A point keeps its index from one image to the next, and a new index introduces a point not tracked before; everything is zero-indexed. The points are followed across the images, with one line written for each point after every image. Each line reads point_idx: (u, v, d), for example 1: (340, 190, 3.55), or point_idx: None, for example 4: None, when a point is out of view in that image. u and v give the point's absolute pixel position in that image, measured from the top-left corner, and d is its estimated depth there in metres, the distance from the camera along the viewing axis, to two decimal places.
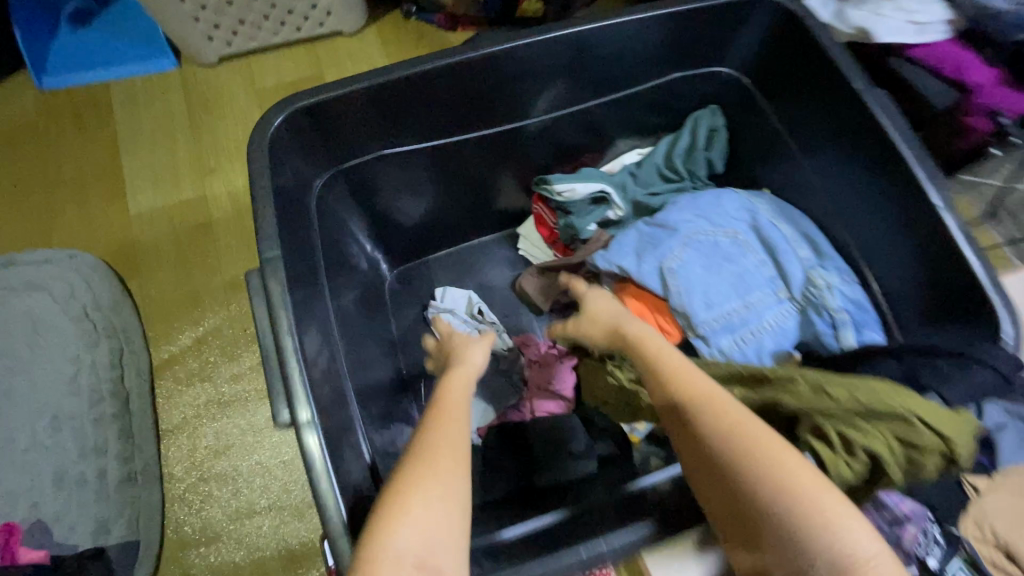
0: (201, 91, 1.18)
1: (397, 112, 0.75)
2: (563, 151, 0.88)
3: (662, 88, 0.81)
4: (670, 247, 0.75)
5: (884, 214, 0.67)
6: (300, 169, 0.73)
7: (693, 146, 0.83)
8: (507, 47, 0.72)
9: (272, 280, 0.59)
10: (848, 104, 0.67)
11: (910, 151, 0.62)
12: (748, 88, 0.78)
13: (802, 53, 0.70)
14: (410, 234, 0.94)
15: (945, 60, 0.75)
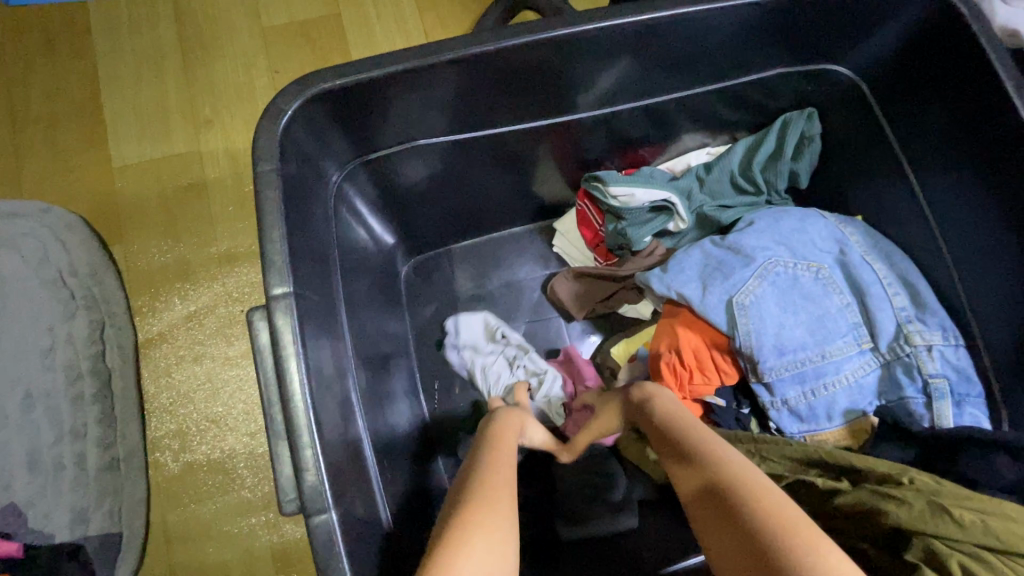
0: (197, 22, 1.01)
1: (434, 93, 0.61)
2: (622, 144, 0.74)
3: (755, 83, 0.67)
4: (743, 278, 0.64)
5: (1016, 271, 0.56)
6: (314, 149, 0.60)
7: (778, 155, 0.70)
8: (582, 28, 0.58)
9: (279, 314, 0.50)
10: (1000, 136, 0.54)
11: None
12: (860, 91, 0.64)
13: (949, 63, 0.56)
14: (433, 224, 0.82)
15: None
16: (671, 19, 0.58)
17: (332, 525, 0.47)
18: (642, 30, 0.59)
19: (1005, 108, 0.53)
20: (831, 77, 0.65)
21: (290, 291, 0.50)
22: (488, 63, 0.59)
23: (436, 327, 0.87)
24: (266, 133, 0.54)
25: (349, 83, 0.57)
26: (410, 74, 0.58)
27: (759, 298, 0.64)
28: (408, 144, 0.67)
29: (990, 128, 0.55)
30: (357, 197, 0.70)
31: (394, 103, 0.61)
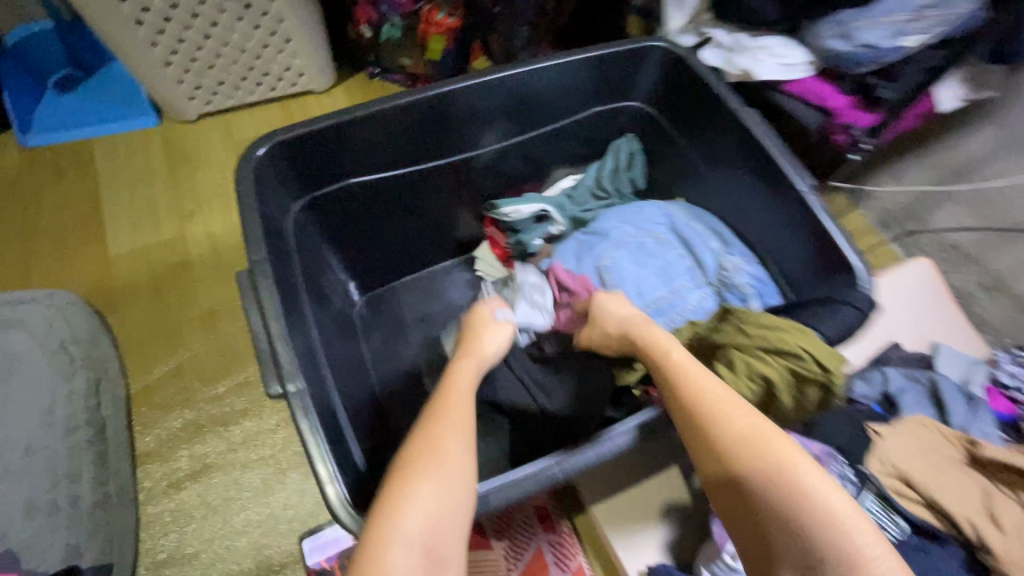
0: (181, 144, 1.28)
1: (358, 145, 0.83)
2: (510, 181, 1.01)
3: (585, 120, 0.95)
4: (604, 250, 0.88)
5: (774, 208, 0.82)
6: (279, 184, 0.79)
7: (617, 168, 0.99)
8: (444, 89, 0.82)
9: (259, 281, 0.67)
10: (730, 123, 0.83)
11: (784, 154, 0.78)
12: (656, 118, 0.95)
13: (691, 87, 0.87)
14: (377, 259, 1.02)
15: (811, 92, 0.93)
16: (516, 78, 0.85)
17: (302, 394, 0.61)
18: (498, 85, 0.85)
19: (723, 104, 0.83)
20: (638, 110, 0.95)
21: (265, 259, 0.69)
22: (398, 118, 0.83)
23: (388, 344, 1.04)
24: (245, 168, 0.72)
25: (302, 132, 0.77)
26: (338, 127, 0.79)
27: (617, 262, 0.86)
28: (343, 182, 0.86)
29: (723, 120, 0.84)
30: (322, 238, 0.90)
31: (333, 152, 0.82)
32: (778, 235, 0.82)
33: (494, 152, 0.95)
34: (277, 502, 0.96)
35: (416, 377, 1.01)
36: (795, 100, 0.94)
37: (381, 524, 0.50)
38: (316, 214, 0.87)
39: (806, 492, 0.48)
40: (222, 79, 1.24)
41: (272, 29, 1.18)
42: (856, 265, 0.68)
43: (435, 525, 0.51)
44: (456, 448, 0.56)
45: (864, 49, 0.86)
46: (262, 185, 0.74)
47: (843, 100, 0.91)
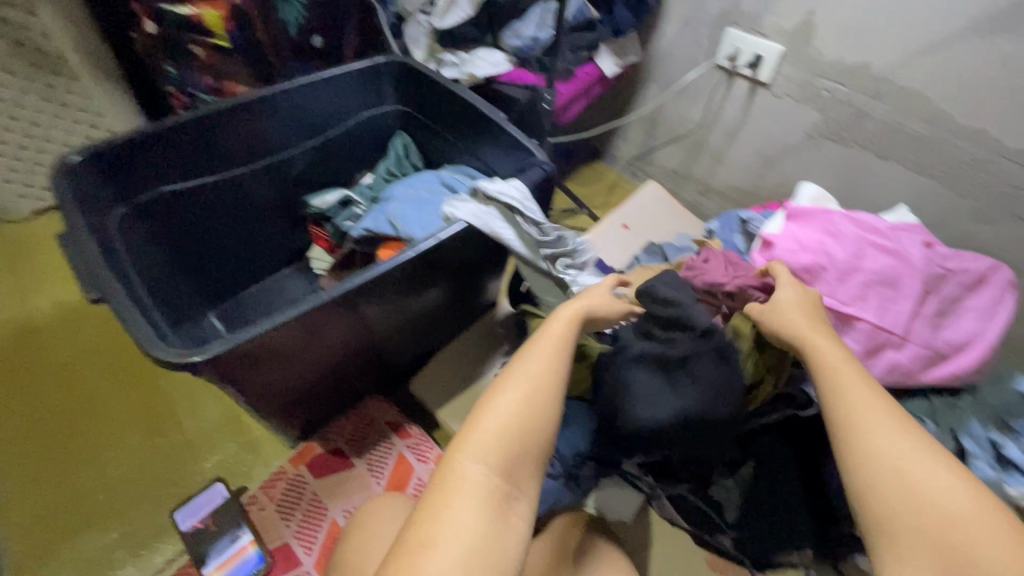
0: (16, 238, 1.39)
1: (166, 157, 1.02)
2: (317, 185, 1.28)
3: (361, 124, 1.26)
4: (390, 206, 1.15)
5: (501, 148, 1.16)
6: (101, 188, 0.94)
7: (399, 156, 1.29)
8: (234, 103, 1.05)
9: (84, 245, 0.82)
10: (454, 98, 1.19)
11: (489, 109, 1.15)
12: (411, 114, 1.29)
13: (423, 82, 1.22)
14: (216, 268, 1.19)
15: (515, 77, 1.31)
16: (293, 90, 1.11)
17: (125, 298, 0.72)
18: (279, 96, 1.10)
19: (443, 86, 1.19)
20: (394, 112, 1.29)
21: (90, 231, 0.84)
22: (202, 133, 1.05)
23: None
24: (57, 171, 0.87)
25: (115, 140, 0.94)
26: (145, 137, 0.98)
27: (400, 207, 1.14)
28: (163, 190, 1.04)
29: (450, 97, 1.19)
30: (150, 242, 1.04)
31: (144, 163, 1.00)
32: (507, 165, 1.17)
33: (289, 156, 1.19)
34: (150, 505, 1.02)
35: None
36: (507, 85, 1.32)
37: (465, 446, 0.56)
38: (141, 221, 1.02)
39: (945, 495, 0.50)
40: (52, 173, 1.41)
41: (94, 121, 1.39)
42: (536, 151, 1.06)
43: (522, 442, 0.57)
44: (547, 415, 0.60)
45: (529, 40, 1.29)
46: (87, 190, 0.90)
47: (536, 77, 1.30)
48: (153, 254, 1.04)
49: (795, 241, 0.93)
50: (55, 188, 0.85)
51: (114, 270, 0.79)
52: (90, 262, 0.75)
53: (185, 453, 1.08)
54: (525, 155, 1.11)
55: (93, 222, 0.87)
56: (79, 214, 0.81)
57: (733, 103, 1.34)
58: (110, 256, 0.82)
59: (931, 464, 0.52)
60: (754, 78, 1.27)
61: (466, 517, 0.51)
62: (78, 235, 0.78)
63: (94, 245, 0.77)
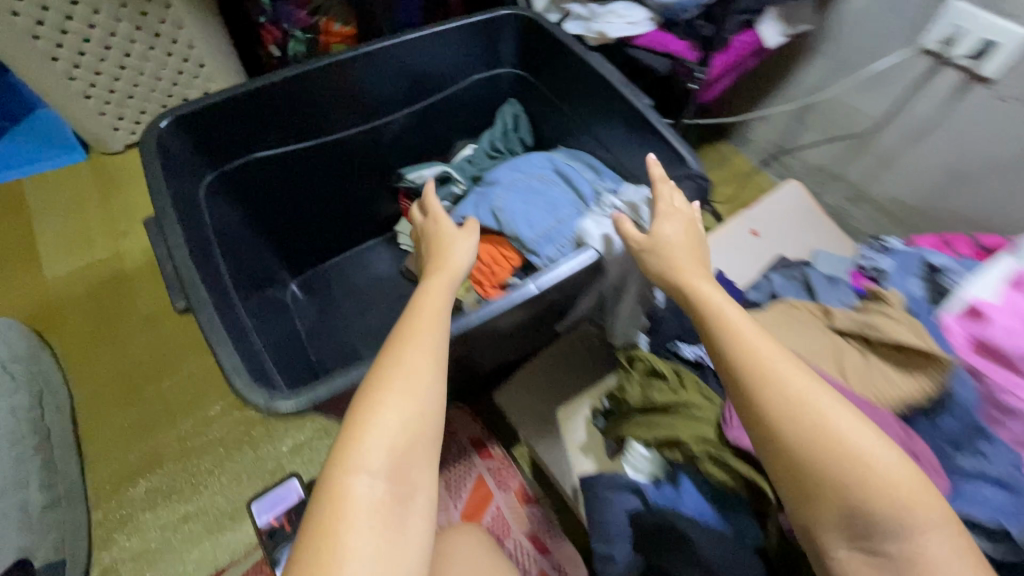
0: (109, 173, 1.36)
1: (260, 120, 0.91)
2: (414, 155, 1.14)
3: (473, 88, 1.09)
4: (495, 194, 1.01)
5: (635, 140, 0.97)
6: (189, 155, 0.85)
7: (507, 130, 1.12)
8: (337, 60, 0.92)
9: None
10: (588, 69, 0.99)
11: (627, 89, 0.94)
12: (528, 81, 1.10)
13: (550, 45, 1.03)
14: (302, 239, 1.10)
15: (655, 42, 1.07)
16: (402, 45, 0.96)
17: (210, 307, 0.63)
18: (387, 52, 0.95)
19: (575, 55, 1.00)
20: (507, 76, 1.10)
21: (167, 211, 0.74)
22: (299, 93, 0.92)
23: (324, 319, 1.13)
24: (147, 137, 0.78)
25: (205, 103, 0.84)
26: (239, 99, 0.87)
27: (507, 197, 1.00)
28: (254, 155, 0.94)
29: (580, 67, 0.99)
30: (237, 212, 0.96)
31: (237, 126, 0.89)
32: (640, 158, 0.98)
33: (388, 122, 1.05)
34: (227, 483, 1.01)
35: (350, 344, 1.10)
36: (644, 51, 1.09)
37: (355, 447, 0.56)
38: (230, 191, 0.94)
39: (855, 445, 0.54)
40: (143, 107, 1.34)
41: (186, 55, 1.28)
42: (689, 158, 0.86)
43: (412, 435, 0.58)
44: (424, 390, 0.60)
45: None
46: (176, 160, 0.82)
47: (683, 45, 1.06)
48: (238, 223, 0.96)
49: (1018, 317, 0.76)
50: (145, 156, 0.76)
51: (199, 263, 0.71)
52: (179, 257, 0.66)
53: (262, 432, 1.05)
54: (667, 151, 0.91)
55: (181, 199, 0.79)
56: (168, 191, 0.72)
57: (930, 98, 1.05)
58: (197, 247, 0.74)
59: (817, 424, 0.55)
60: (972, 72, 0.97)
61: (362, 534, 0.52)
62: (168, 221, 0.69)
63: (182, 234, 0.68)
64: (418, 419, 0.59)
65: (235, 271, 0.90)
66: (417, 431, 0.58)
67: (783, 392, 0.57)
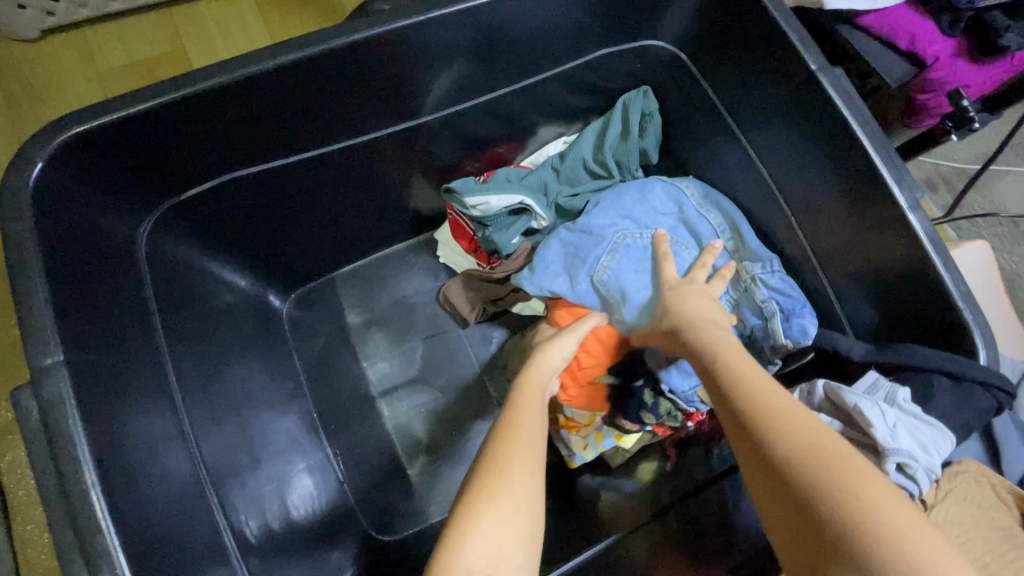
0: (22, 75, 0.94)
1: (238, 127, 0.58)
2: (472, 146, 0.73)
3: (586, 67, 0.70)
4: (598, 257, 0.67)
5: (839, 212, 0.61)
6: (98, 198, 0.54)
7: (625, 136, 0.73)
8: (369, 35, 0.56)
9: (54, 383, 0.44)
10: (800, 79, 0.60)
11: (868, 140, 0.56)
12: (686, 63, 0.69)
13: (739, 18, 0.63)
14: (305, 265, 0.77)
15: (899, 30, 0.65)
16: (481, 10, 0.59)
17: None
18: (459, 20, 0.59)
19: (777, 48, 0.60)
20: (656, 51, 0.70)
21: (63, 359, 0.45)
22: (302, 83, 0.57)
23: (330, 354, 0.79)
24: (13, 188, 0.47)
25: (116, 117, 0.51)
26: (199, 100, 0.54)
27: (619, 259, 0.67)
28: (224, 176, 0.62)
29: (788, 78, 0.61)
30: (196, 254, 0.65)
31: (201, 137, 0.57)
32: (842, 246, 0.62)
33: (454, 113, 0.68)
34: None
35: (364, 402, 0.78)
36: (871, 40, 0.67)
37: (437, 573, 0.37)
38: (185, 227, 0.63)
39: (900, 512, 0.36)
40: None
41: None
42: (973, 332, 0.52)
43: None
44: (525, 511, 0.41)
45: None
46: (71, 215, 0.52)
47: (945, 44, 0.65)
48: (199, 267, 0.65)
49: None
50: (14, 232, 0.47)
51: (102, 440, 0.45)
52: (64, 469, 0.42)
53: None
54: (907, 262, 0.57)
55: (76, 292, 0.49)
56: (58, 337, 0.45)
57: None
58: (105, 397, 0.48)
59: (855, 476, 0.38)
60: None
61: None
62: (52, 388, 0.44)
63: (80, 418, 0.44)
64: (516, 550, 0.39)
65: (181, 345, 0.60)
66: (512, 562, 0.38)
67: (797, 435, 0.41)
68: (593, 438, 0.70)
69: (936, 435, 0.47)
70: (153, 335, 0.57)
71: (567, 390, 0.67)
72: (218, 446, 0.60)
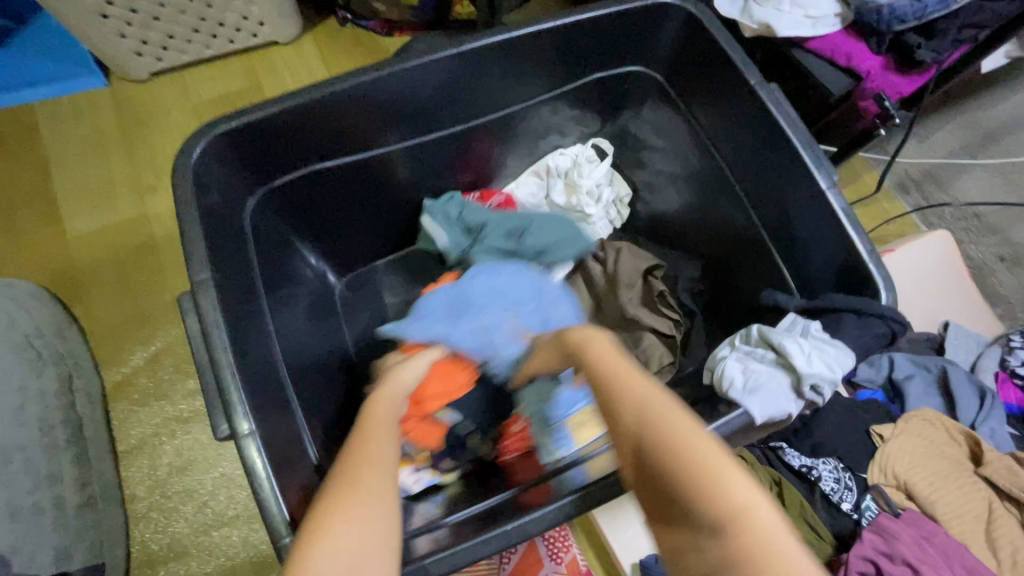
0: (134, 108, 1.17)
1: (324, 131, 0.76)
2: (485, 156, 0.92)
3: (586, 87, 0.88)
4: (475, 317, 0.75)
5: (786, 192, 0.76)
6: (227, 181, 0.72)
7: (553, 239, 0.87)
8: (419, 62, 0.74)
9: (203, 294, 0.60)
10: (747, 95, 0.75)
11: (796, 134, 0.72)
12: (662, 83, 0.87)
13: (699, 47, 0.80)
14: (360, 251, 0.94)
15: (837, 50, 0.82)
16: (507, 44, 0.77)
17: (255, 436, 0.56)
18: (490, 50, 0.77)
19: (729, 67, 0.77)
20: (640, 75, 0.88)
21: (209, 276, 0.61)
22: (370, 97, 0.75)
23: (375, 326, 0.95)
24: (179, 168, 0.65)
25: (246, 120, 0.69)
26: (299, 110, 0.72)
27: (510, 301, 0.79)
28: (309, 168, 0.79)
29: (740, 91, 0.76)
30: (285, 229, 0.81)
31: (297, 140, 0.75)
32: (784, 224, 0.78)
33: (478, 125, 0.86)
34: None
35: None
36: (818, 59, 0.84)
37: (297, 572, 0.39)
38: (277, 208, 0.80)
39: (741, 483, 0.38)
40: (171, 32, 1.12)
41: None
42: (877, 280, 0.66)
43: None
44: (381, 511, 0.44)
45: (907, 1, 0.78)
46: (213, 189, 0.68)
47: (874, 61, 0.81)
48: (287, 242, 0.82)
49: None
50: (179, 195, 0.64)
51: (235, 342, 0.62)
52: (212, 360, 0.58)
53: None
54: (829, 232, 0.71)
55: (214, 243, 0.66)
56: (208, 262, 0.62)
57: None
58: (236, 319, 0.64)
59: (697, 444, 0.41)
60: None
61: None
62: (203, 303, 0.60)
63: (222, 330, 0.60)
64: (372, 556, 0.41)
65: (276, 297, 0.76)
66: (367, 565, 0.40)
67: (647, 411, 0.44)
68: (427, 473, 0.75)
69: (840, 354, 0.62)
70: (255, 286, 0.71)
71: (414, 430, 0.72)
72: (304, 381, 0.75)
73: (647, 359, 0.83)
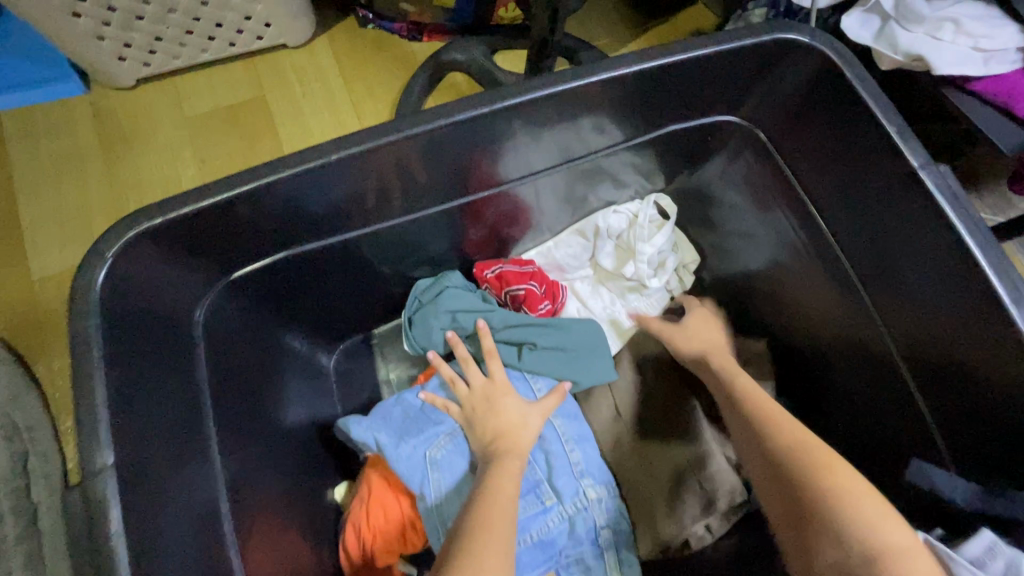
0: (115, 122, 0.99)
1: (316, 200, 0.58)
2: (518, 213, 0.73)
3: (661, 140, 0.69)
4: (433, 436, 0.64)
5: (936, 301, 0.57)
6: (167, 277, 0.55)
7: (558, 348, 0.70)
8: (449, 119, 0.56)
9: (97, 489, 0.44)
10: (900, 183, 0.57)
11: (977, 241, 0.53)
12: (760, 135, 0.67)
13: (820, 95, 0.60)
14: (357, 320, 0.76)
15: (1015, 94, 0.61)
16: (566, 92, 0.58)
17: None
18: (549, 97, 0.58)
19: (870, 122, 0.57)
20: (731, 126, 0.68)
21: (112, 464, 0.45)
22: (384, 154, 0.56)
23: None
24: (87, 282, 0.48)
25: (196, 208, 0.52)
26: (282, 177, 0.53)
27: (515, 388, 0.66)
28: (292, 249, 0.61)
29: (891, 169, 0.57)
30: (258, 318, 0.65)
31: (281, 210, 0.57)
32: (944, 366, 0.57)
33: (518, 183, 0.68)
34: None
35: None
36: (983, 105, 0.63)
37: None
38: (251, 290, 0.62)
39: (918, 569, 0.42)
40: (159, 33, 0.93)
41: None
42: None
43: None
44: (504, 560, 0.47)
45: None
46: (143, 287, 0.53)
47: None
48: (262, 329, 0.66)
49: None
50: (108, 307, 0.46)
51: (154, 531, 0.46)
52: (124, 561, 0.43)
53: None
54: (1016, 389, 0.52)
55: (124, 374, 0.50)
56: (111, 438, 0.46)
57: None
58: (145, 496, 0.47)
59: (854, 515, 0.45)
60: None
61: None
62: (100, 488, 0.44)
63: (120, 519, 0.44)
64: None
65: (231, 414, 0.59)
66: None
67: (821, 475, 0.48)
68: None
69: None
70: (197, 422, 0.56)
71: (352, 554, 0.65)
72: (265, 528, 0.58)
73: (716, 491, 0.64)
